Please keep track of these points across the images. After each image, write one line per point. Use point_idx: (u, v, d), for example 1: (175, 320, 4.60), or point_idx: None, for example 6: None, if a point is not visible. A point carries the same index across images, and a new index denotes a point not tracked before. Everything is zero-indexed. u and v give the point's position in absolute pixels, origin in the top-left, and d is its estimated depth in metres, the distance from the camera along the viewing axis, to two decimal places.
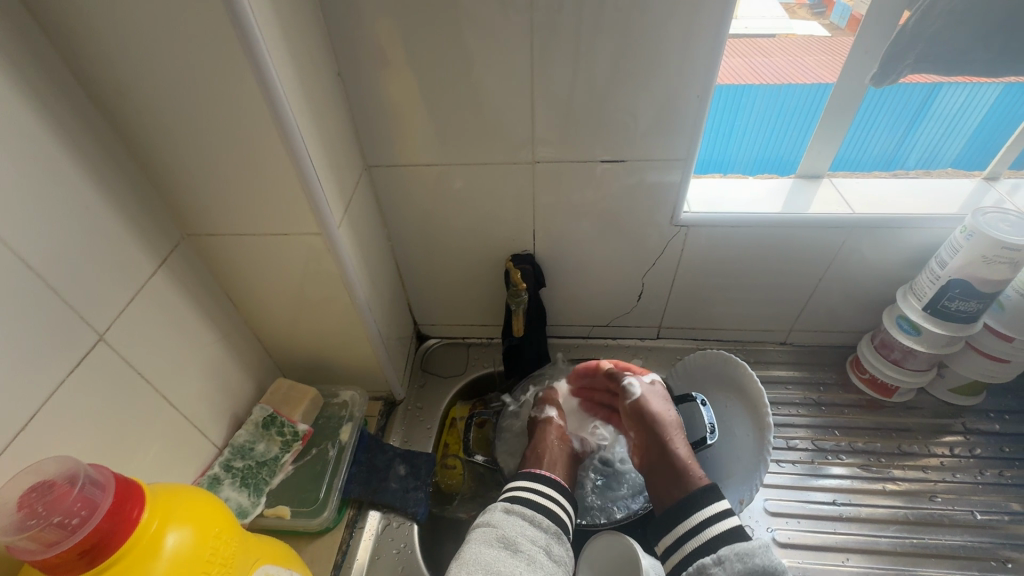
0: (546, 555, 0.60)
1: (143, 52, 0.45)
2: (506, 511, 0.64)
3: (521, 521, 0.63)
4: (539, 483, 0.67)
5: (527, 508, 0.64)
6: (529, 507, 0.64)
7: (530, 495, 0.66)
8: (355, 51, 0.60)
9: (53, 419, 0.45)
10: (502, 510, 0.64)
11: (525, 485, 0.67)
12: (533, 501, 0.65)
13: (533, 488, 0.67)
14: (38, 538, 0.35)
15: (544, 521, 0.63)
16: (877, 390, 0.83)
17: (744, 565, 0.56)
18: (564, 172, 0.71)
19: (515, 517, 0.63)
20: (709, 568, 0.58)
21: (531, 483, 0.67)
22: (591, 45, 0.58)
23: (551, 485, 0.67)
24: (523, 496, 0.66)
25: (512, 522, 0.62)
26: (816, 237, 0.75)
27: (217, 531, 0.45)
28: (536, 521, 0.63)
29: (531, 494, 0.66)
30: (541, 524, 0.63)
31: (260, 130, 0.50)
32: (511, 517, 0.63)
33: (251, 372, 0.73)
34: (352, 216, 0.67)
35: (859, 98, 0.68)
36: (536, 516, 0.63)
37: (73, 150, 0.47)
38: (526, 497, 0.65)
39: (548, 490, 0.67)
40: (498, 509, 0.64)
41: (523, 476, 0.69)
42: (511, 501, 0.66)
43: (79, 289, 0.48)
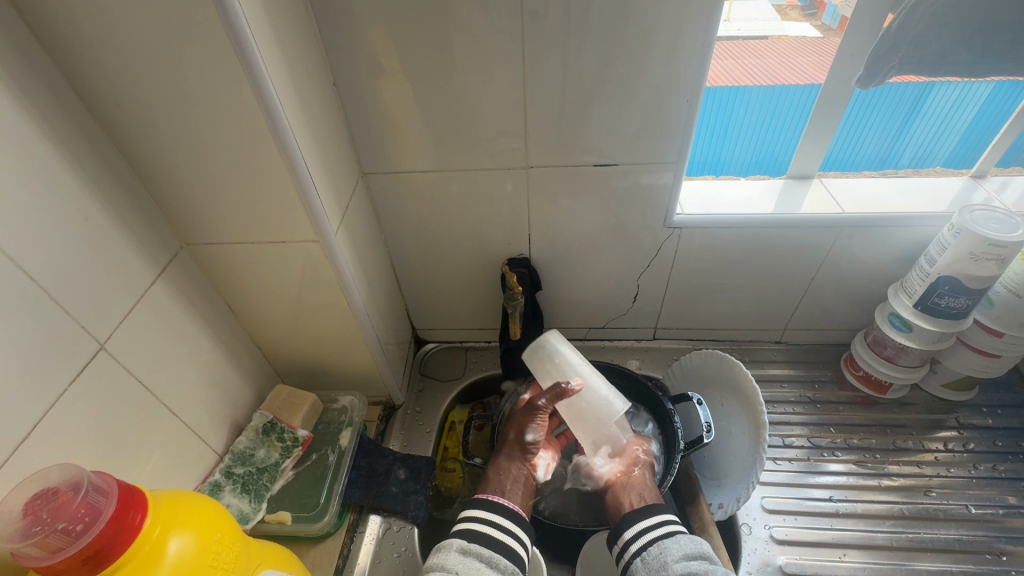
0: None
1: (141, 65, 0.46)
2: (461, 551, 0.58)
3: (477, 563, 0.57)
4: (494, 514, 0.62)
5: (483, 546, 0.58)
6: (484, 544, 0.59)
7: (485, 530, 0.60)
8: (349, 61, 0.61)
9: (56, 428, 0.46)
10: (456, 551, 0.58)
11: (479, 517, 0.61)
12: (489, 538, 0.59)
13: (487, 520, 0.61)
14: (43, 544, 0.36)
15: (499, 559, 0.58)
16: (871, 387, 0.84)
17: (694, 547, 0.59)
18: (558, 177, 0.72)
19: (470, 558, 0.57)
20: (667, 547, 0.60)
21: (486, 513, 0.62)
22: (582, 51, 0.59)
23: (507, 515, 0.62)
24: (476, 530, 0.60)
25: (468, 565, 0.56)
26: (808, 236, 0.76)
27: (219, 537, 0.45)
28: (494, 561, 0.58)
29: (487, 529, 0.60)
30: (498, 564, 0.57)
31: (257, 139, 0.51)
32: (466, 558, 0.57)
33: (250, 379, 0.74)
34: (349, 223, 0.68)
35: (846, 99, 0.69)
36: (493, 556, 0.58)
37: (73, 162, 0.47)
38: (482, 533, 0.60)
39: (502, 521, 0.61)
40: (453, 549, 0.58)
41: (477, 505, 0.63)
42: (464, 539, 0.60)
43: (80, 299, 0.48)
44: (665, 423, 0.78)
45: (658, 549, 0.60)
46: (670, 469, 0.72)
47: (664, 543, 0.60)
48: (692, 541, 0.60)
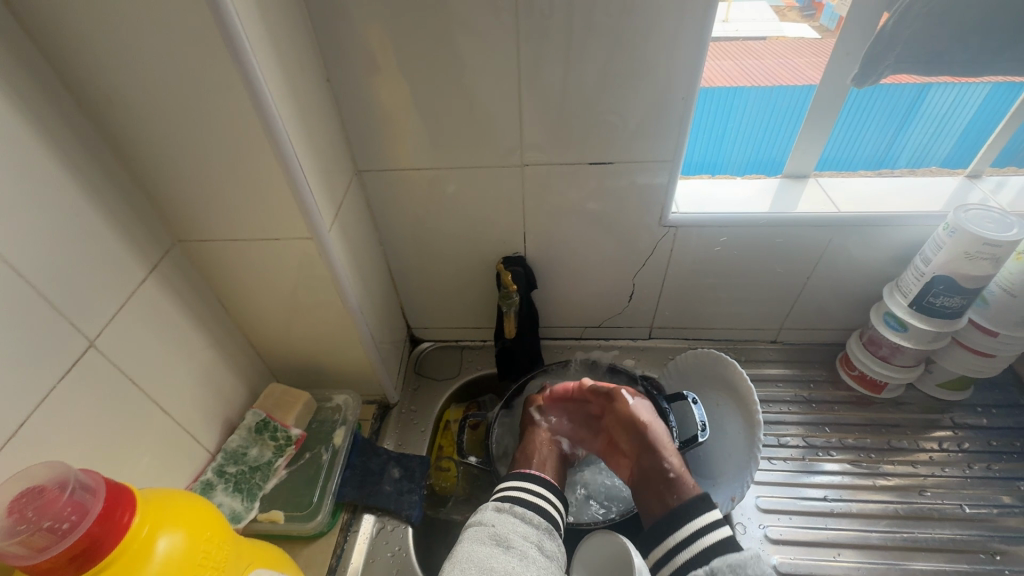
0: (540, 552, 0.58)
1: (131, 60, 0.46)
2: (496, 510, 0.62)
3: (512, 518, 0.60)
4: (530, 482, 0.65)
5: (518, 504, 0.62)
6: (519, 503, 0.62)
7: (521, 494, 0.64)
8: (343, 57, 0.61)
9: (44, 426, 0.45)
10: (492, 509, 0.62)
11: (516, 486, 0.64)
12: (524, 499, 0.63)
13: (524, 488, 0.64)
14: (29, 542, 0.36)
15: (533, 517, 0.61)
16: (866, 386, 0.84)
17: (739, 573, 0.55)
18: (553, 175, 0.71)
19: (506, 514, 0.61)
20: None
21: (523, 483, 0.65)
22: (578, 48, 0.59)
23: (540, 483, 0.65)
24: (513, 495, 0.63)
25: (504, 520, 0.60)
26: (804, 235, 0.76)
27: (209, 535, 0.45)
28: (527, 518, 0.61)
29: (524, 494, 0.63)
30: (532, 520, 0.61)
31: (249, 134, 0.51)
32: (502, 515, 0.61)
33: (243, 377, 0.74)
34: (342, 221, 0.67)
35: (842, 97, 0.69)
36: (527, 513, 0.61)
37: (62, 157, 0.47)
38: (517, 497, 0.63)
39: (538, 488, 0.64)
40: (489, 508, 0.62)
41: (512, 477, 0.66)
42: (501, 501, 0.63)
43: (69, 296, 0.48)
44: (661, 423, 0.77)
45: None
46: None
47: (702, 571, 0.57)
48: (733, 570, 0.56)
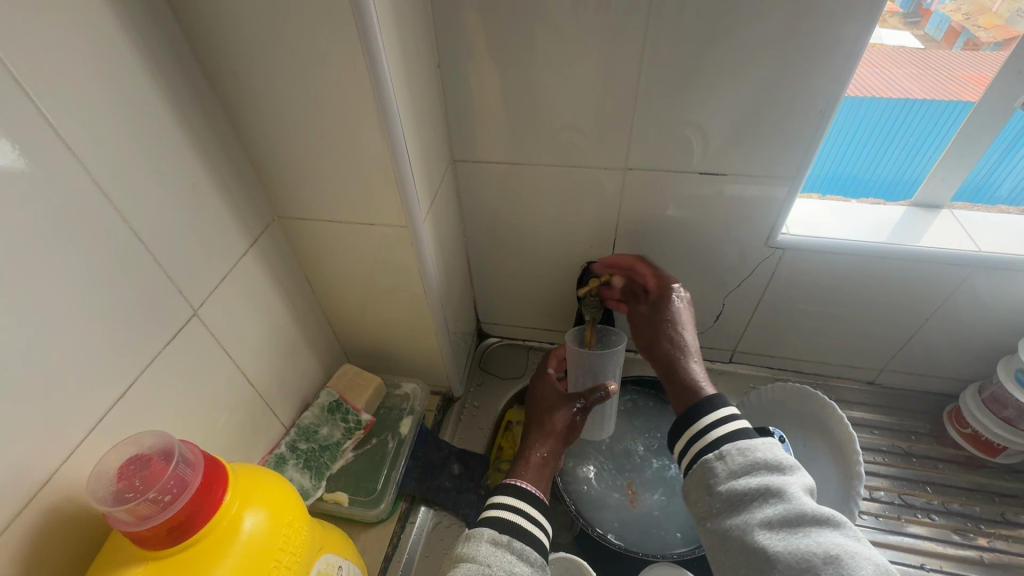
0: None
1: (259, 35, 0.45)
2: (492, 543, 0.49)
3: (509, 556, 0.49)
4: (524, 502, 0.53)
5: (517, 539, 0.50)
6: (516, 535, 0.50)
7: (516, 520, 0.52)
8: (456, 42, 0.59)
9: (149, 390, 0.47)
10: (488, 542, 0.49)
11: (508, 503, 0.53)
12: (522, 528, 0.51)
13: (518, 510, 0.52)
14: (133, 511, 0.36)
15: (531, 552, 0.50)
16: (980, 447, 0.74)
17: (743, 462, 0.45)
18: (655, 182, 0.67)
19: (502, 552, 0.49)
20: (711, 467, 0.46)
21: (517, 501, 0.53)
22: (707, 47, 0.54)
23: (535, 503, 0.54)
24: (510, 521, 0.51)
25: (500, 558, 0.48)
26: (930, 273, 0.68)
27: (290, 519, 0.44)
28: (524, 555, 0.49)
29: (521, 520, 0.52)
30: (529, 558, 0.49)
31: (361, 115, 0.49)
32: (497, 551, 0.49)
33: (320, 355, 0.74)
34: (435, 211, 0.66)
35: (1003, 121, 0.60)
36: (524, 548, 0.50)
37: (185, 128, 0.48)
38: (514, 523, 0.51)
39: (534, 513, 0.53)
40: (483, 539, 0.49)
41: (505, 491, 0.55)
42: (495, 528, 0.51)
43: (179, 265, 0.49)
44: None
45: (701, 470, 0.47)
46: None
47: (706, 459, 0.47)
48: (741, 453, 0.45)
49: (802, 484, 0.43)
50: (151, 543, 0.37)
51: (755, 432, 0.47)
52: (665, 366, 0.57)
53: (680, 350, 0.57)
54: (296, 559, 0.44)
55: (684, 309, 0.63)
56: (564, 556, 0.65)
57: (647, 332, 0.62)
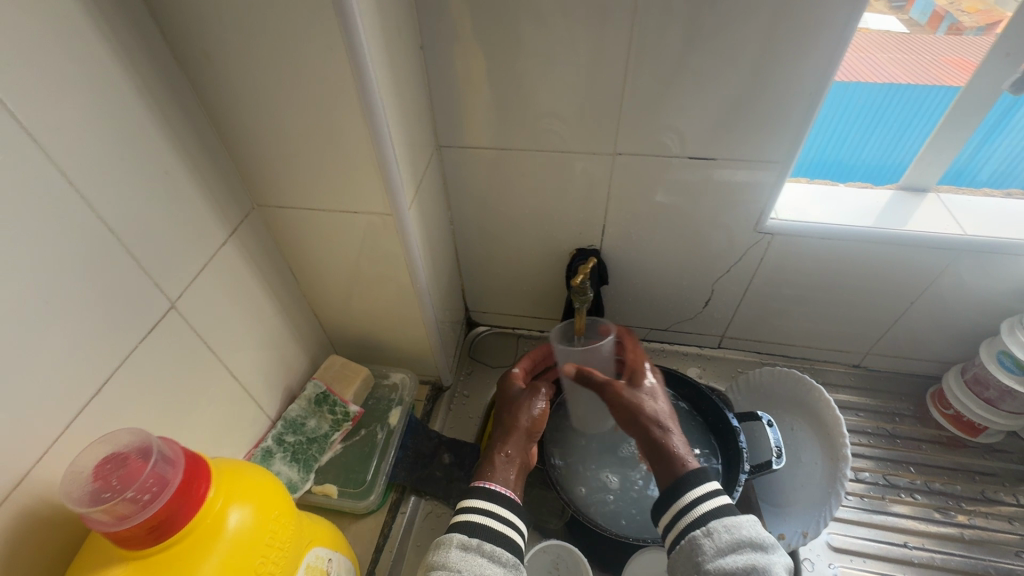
0: None
1: (230, 15, 0.43)
2: (461, 548, 0.49)
3: (479, 560, 0.48)
4: (495, 505, 0.52)
5: (487, 541, 0.49)
6: (486, 538, 0.49)
7: (486, 521, 0.50)
8: (440, 23, 0.57)
9: (126, 386, 0.45)
10: (456, 547, 0.49)
11: (477, 507, 0.51)
12: (492, 530, 0.50)
13: (489, 512, 0.51)
14: (111, 511, 0.35)
15: (503, 553, 0.49)
16: (962, 428, 0.76)
17: (730, 538, 0.47)
18: (645, 167, 0.66)
19: (472, 556, 0.48)
20: (698, 544, 0.47)
21: (487, 504, 0.51)
22: (698, 28, 0.53)
23: (508, 505, 0.52)
24: (479, 525, 0.50)
25: (470, 563, 0.47)
26: (917, 257, 0.68)
27: (277, 515, 0.44)
28: (495, 556, 0.49)
29: (490, 522, 0.50)
30: (502, 559, 0.49)
31: (342, 99, 0.48)
32: (468, 555, 0.48)
33: (305, 346, 0.73)
34: (421, 198, 0.64)
35: (991, 104, 0.60)
36: (494, 550, 0.49)
37: (157, 114, 0.46)
38: (485, 526, 0.50)
39: (506, 515, 0.51)
40: (452, 545, 0.49)
41: (475, 493, 0.52)
42: (465, 532, 0.50)
43: (154, 257, 0.47)
44: (728, 442, 0.71)
45: (690, 546, 0.48)
46: (731, 488, 0.66)
47: (694, 537, 0.48)
48: (728, 531, 0.47)
49: (782, 563, 0.46)
50: (131, 544, 0.36)
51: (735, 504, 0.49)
52: (646, 437, 0.55)
53: (661, 419, 0.55)
54: (283, 554, 0.43)
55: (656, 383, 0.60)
56: (555, 543, 0.65)
57: (627, 403, 0.57)
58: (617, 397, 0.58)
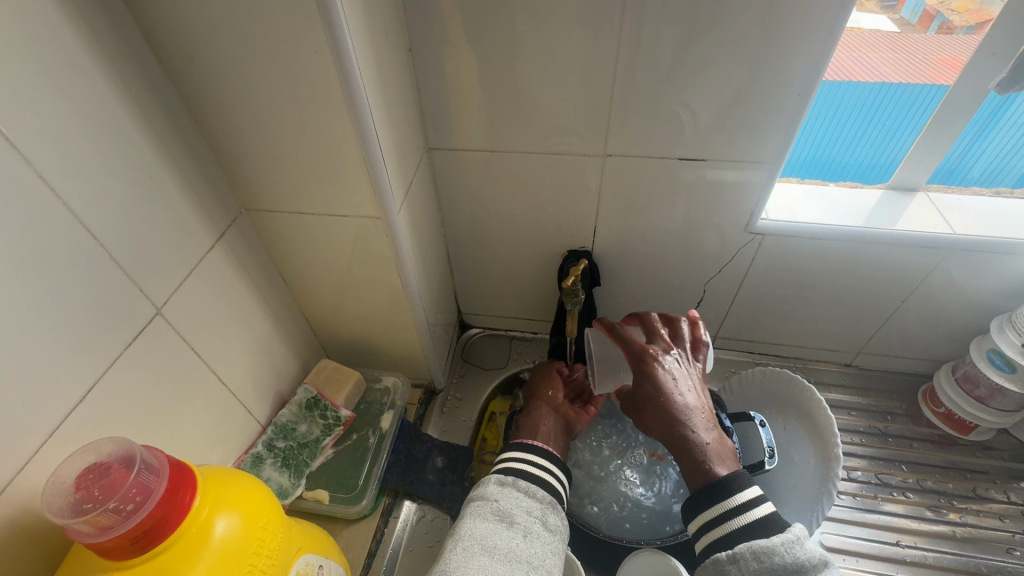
0: (543, 527, 0.52)
1: (214, 18, 0.43)
2: (499, 484, 0.55)
3: (516, 493, 0.54)
4: (533, 454, 0.58)
5: (522, 479, 0.55)
6: (523, 478, 0.55)
7: (523, 466, 0.57)
8: (427, 25, 0.56)
9: (111, 394, 0.45)
10: (495, 484, 0.55)
11: (516, 456, 0.58)
12: (529, 472, 0.56)
13: (526, 460, 0.57)
14: (93, 521, 0.35)
15: (538, 490, 0.54)
16: (952, 426, 0.77)
17: (756, 564, 0.45)
18: (636, 169, 0.66)
19: (509, 490, 0.54)
20: (721, 566, 0.47)
21: (525, 454, 0.58)
22: (685, 30, 0.53)
23: (542, 453, 0.59)
24: (518, 467, 0.57)
25: (507, 495, 0.53)
26: (906, 256, 0.68)
27: (265, 522, 0.43)
28: (531, 492, 0.54)
29: (527, 466, 0.56)
30: (536, 495, 0.54)
31: (328, 101, 0.47)
32: (505, 490, 0.54)
33: (296, 351, 0.73)
34: (410, 201, 0.64)
35: (978, 103, 0.60)
36: (530, 486, 0.55)
37: (141, 118, 0.45)
38: (521, 470, 0.56)
39: (542, 462, 0.57)
40: (491, 483, 0.55)
41: (513, 448, 0.60)
42: (503, 474, 0.56)
43: (139, 262, 0.46)
44: None
45: (714, 564, 0.48)
46: None
47: (719, 558, 0.48)
48: (754, 556, 0.46)
49: None
50: (115, 554, 0.35)
51: (777, 527, 0.48)
52: (675, 435, 0.55)
53: (688, 413, 0.55)
54: (272, 563, 0.43)
55: (689, 373, 0.58)
56: None
57: (654, 391, 0.56)
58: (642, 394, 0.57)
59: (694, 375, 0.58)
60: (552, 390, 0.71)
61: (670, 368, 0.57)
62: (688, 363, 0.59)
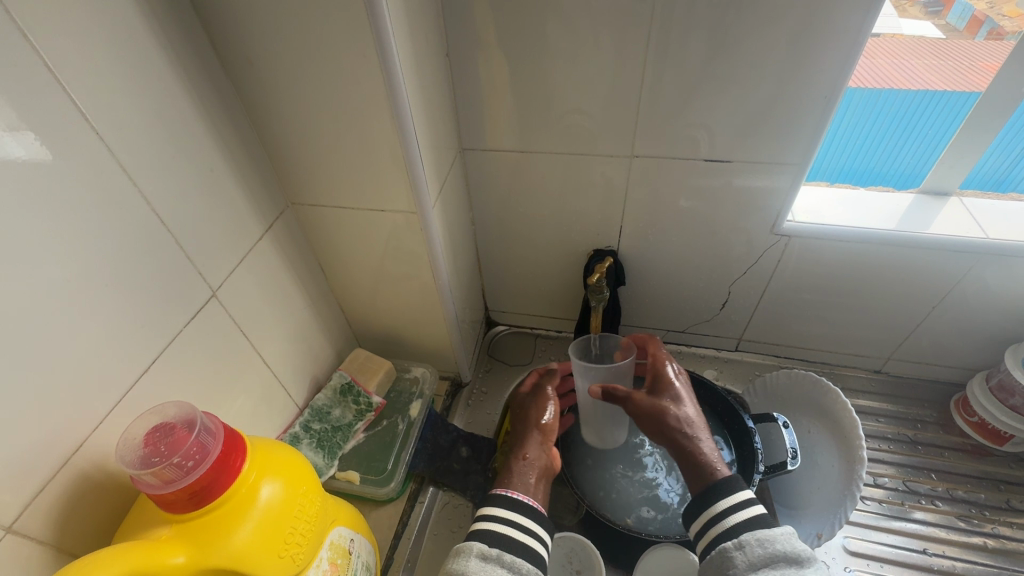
0: None
1: (273, 25, 0.47)
2: (481, 558, 0.49)
3: (499, 571, 0.48)
4: (516, 513, 0.53)
5: (507, 550, 0.50)
6: (507, 548, 0.50)
7: (506, 531, 0.52)
8: (465, 31, 0.60)
9: (169, 367, 0.49)
10: (476, 556, 0.49)
11: (499, 515, 0.53)
12: (513, 541, 0.51)
13: (509, 521, 0.52)
14: (159, 474, 0.38)
15: (522, 563, 0.49)
16: (987, 436, 0.75)
17: (762, 552, 0.47)
18: (662, 170, 0.68)
19: (491, 566, 0.49)
20: (728, 555, 0.48)
21: (508, 512, 0.53)
22: (712, 35, 0.55)
23: (530, 514, 0.53)
24: (501, 533, 0.51)
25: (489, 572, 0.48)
26: (936, 261, 0.68)
27: (305, 490, 0.46)
28: (516, 567, 0.49)
29: (511, 533, 0.51)
30: (521, 569, 0.49)
31: (371, 101, 0.51)
32: (487, 565, 0.49)
33: (331, 340, 0.76)
34: (443, 198, 0.67)
35: (1013, 108, 0.60)
36: (515, 561, 0.49)
37: (204, 117, 0.50)
38: (504, 535, 0.51)
39: (525, 523, 0.52)
40: (473, 554, 0.50)
41: (496, 502, 0.54)
42: (485, 542, 0.51)
43: (199, 249, 0.51)
44: (743, 443, 0.71)
45: (720, 558, 0.48)
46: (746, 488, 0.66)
47: (724, 548, 0.49)
48: (760, 544, 0.47)
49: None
50: (174, 507, 0.39)
51: (770, 519, 0.50)
52: (676, 444, 0.57)
53: (686, 426, 0.57)
54: (310, 529, 0.46)
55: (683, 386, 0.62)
56: (568, 537, 0.67)
57: (650, 408, 0.59)
58: (638, 406, 0.60)
59: (687, 387, 0.62)
60: (549, 414, 0.66)
61: (668, 383, 0.61)
62: (680, 378, 0.63)
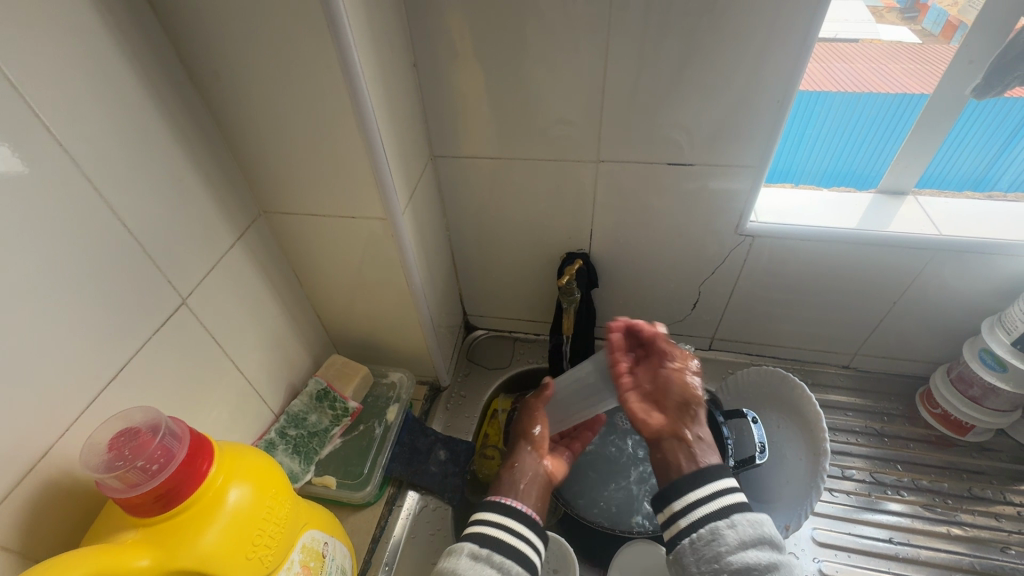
0: None
1: (238, 38, 0.48)
2: (471, 557, 0.51)
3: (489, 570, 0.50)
4: (510, 519, 0.54)
5: (498, 552, 0.51)
6: (501, 551, 0.51)
7: (499, 534, 0.52)
8: (432, 42, 0.61)
9: (139, 374, 0.49)
10: (467, 556, 0.51)
11: (493, 520, 0.53)
12: (507, 545, 0.52)
13: (504, 526, 0.53)
14: (123, 478, 0.39)
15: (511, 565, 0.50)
16: (949, 427, 0.77)
17: (754, 532, 0.49)
18: (628, 174, 0.70)
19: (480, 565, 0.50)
20: (721, 533, 0.49)
21: (502, 517, 0.54)
22: (668, 43, 0.57)
23: (524, 520, 0.54)
24: (492, 537, 0.52)
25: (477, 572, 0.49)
26: (894, 258, 0.70)
27: (274, 493, 0.47)
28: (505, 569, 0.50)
29: (501, 536, 0.52)
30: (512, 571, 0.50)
31: (337, 111, 0.52)
32: (476, 565, 0.50)
33: (308, 346, 0.77)
34: (415, 204, 0.69)
35: (958, 110, 0.63)
36: (505, 562, 0.50)
37: (172, 127, 0.51)
38: (496, 539, 0.52)
39: (518, 527, 0.53)
40: (464, 554, 0.51)
41: (492, 508, 0.55)
42: (476, 543, 0.52)
43: (168, 257, 0.51)
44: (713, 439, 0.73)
45: (710, 535, 0.49)
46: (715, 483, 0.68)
47: (717, 526, 0.49)
48: (752, 525, 0.49)
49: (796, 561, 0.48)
50: (140, 511, 0.40)
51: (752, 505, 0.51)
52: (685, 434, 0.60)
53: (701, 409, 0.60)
54: (279, 531, 0.47)
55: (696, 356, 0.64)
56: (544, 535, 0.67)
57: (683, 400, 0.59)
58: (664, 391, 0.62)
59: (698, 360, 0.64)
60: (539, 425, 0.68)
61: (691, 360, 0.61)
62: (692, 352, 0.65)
